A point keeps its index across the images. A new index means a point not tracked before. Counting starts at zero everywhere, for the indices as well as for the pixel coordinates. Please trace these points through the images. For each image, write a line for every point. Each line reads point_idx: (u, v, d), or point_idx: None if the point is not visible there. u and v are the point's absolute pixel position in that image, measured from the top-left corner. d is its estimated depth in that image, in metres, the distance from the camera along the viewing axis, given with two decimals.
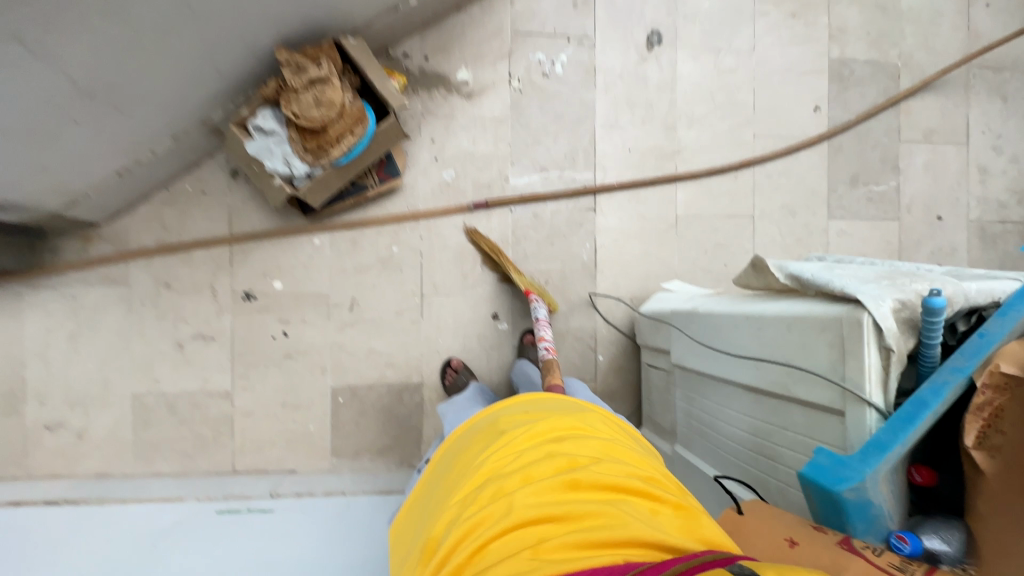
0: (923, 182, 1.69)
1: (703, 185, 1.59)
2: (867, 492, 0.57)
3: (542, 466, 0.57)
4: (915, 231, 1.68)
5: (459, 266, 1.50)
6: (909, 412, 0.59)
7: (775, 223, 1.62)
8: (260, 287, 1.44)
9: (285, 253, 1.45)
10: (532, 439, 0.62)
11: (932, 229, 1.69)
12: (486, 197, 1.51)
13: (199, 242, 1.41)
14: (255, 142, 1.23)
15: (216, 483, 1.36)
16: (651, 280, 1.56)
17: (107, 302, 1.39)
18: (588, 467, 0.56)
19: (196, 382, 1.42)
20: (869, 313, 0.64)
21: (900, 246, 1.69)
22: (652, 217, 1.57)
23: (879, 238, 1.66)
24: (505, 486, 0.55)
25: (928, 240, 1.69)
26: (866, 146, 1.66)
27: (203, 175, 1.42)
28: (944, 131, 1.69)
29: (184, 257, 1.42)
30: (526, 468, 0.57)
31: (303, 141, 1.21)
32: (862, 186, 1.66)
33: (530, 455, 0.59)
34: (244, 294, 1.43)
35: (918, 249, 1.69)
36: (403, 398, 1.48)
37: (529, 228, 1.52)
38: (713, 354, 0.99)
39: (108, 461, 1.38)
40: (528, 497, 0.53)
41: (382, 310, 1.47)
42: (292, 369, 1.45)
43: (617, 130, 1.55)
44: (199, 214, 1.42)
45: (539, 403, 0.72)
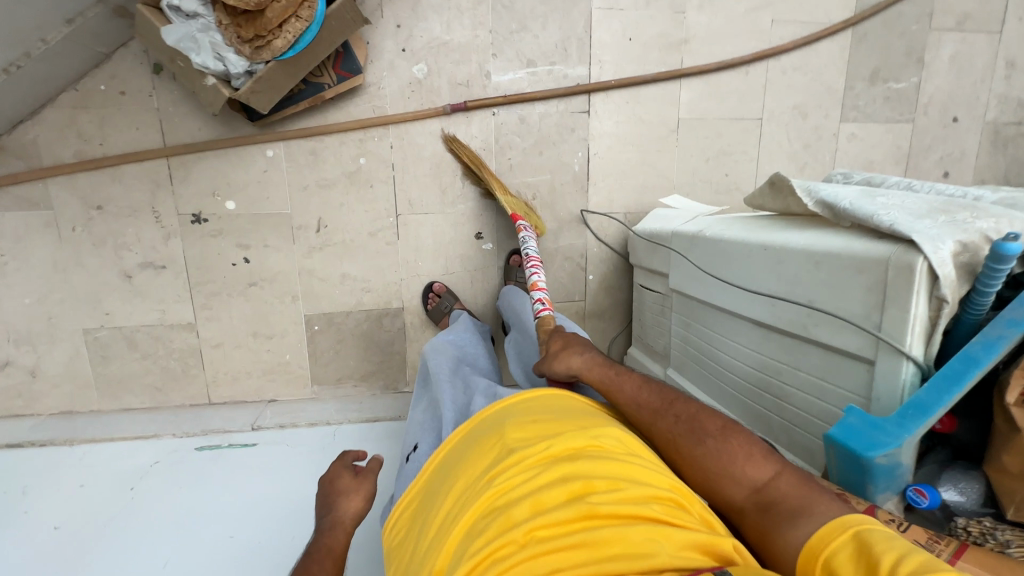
0: (946, 78, 1.53)
1: (710, 81, 1.40)
2: (898, 456, 0.53)
3: (554, 492, 0.51)
4: (928, 134, 1.56)
5: (436, 180, 1.33)
6: (957, 371, 0.53)
7: (784, 126, 1.47)
8: (210, 207, 1.26)
9: (234, 166, 1.25)
10: (541, 460, 0.56)
11: (947, 132, 1.57)
12: (464, 97, 1.30)
13: (128, 155, 1.20)
14: (175, 31, 0.99)
15: (191, 416, 1.30)
16: (646, 193, 1.43)
17: (32, 228, 1.21)
18: (604, 491, 0.51)
19: (153, 314, 1.30)
20: (924, 258, 0.55)
21: (911, 152, 1.57)
22: (651, 121, 1.40)
23: (890, 142, 1.54)
24: (515, 515, 0.50)
25: (940, 145, 1.57)
26: (893, 35, 1.47)
27: (119, 71, 1.17)
28: (979, 16, 1.50)
29: (115, 173, 1.22)
30: (536, 493, 0.51)
31: (236, 29, 0.98)
32: (882, 83, 1.50)
33: (540, 479, 0.53)
34: (192, 215, 1.26)
35: (929, 155, 1.58)
36: (384, 323, 1.39)
37: (514, 134, 1.34)
38: (721, 284, 0.91)
39: (70, 397, 1.30)
40: (540, 528, 0.48)
41: (353, 231, 1.33)
42: (259, 297, 1.33)
43: (616, 14, 1.32)
44: (123, 120, 1.19)
45: (544, 408, 0.66)
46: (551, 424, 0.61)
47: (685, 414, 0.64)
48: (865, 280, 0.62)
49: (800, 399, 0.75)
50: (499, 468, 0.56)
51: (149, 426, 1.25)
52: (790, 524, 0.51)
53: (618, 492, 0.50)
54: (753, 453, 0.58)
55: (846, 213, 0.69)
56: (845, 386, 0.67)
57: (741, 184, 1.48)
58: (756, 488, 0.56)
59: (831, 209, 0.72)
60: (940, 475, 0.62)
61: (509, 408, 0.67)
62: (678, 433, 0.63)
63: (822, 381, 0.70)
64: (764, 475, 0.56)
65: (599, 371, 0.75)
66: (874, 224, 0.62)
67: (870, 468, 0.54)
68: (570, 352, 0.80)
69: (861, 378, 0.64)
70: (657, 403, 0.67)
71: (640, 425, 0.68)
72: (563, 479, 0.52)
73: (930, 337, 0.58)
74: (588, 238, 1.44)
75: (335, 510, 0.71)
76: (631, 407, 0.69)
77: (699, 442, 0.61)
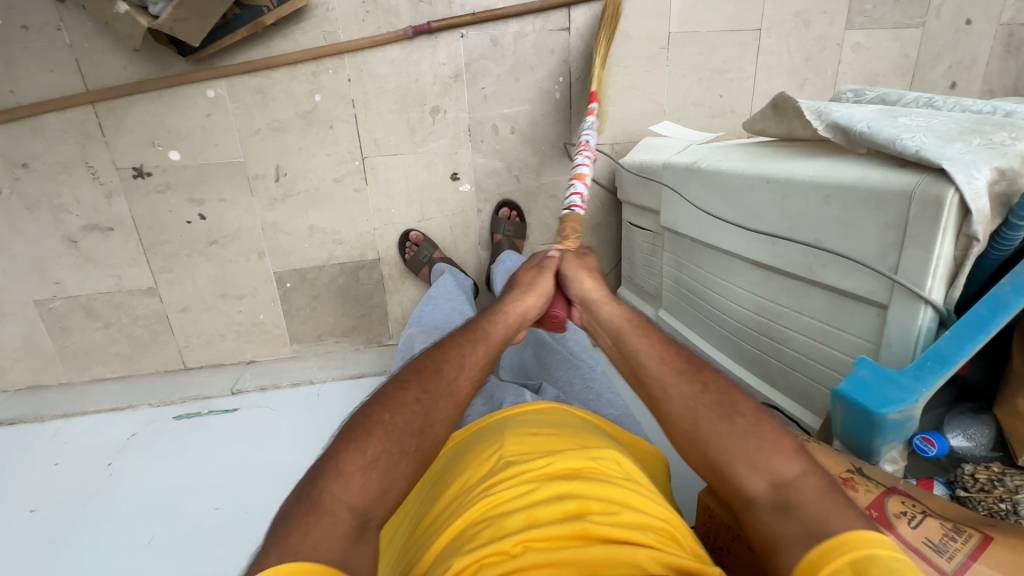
0: None
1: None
2: (912, 411, 0.49)
3: (549, 508, 0.48)
4: (938, 40, 1.43)
5: (403, 116, 1.20)
6: (982, 319, 0.48)
7: (784, 37, 1.33)
8: (152, 159, 1.13)
9: (172, 110, 1.11)
10: (538, 477, 0.52)
11: (959, 36, 1.44)
12: (427, 17, 1.14)
13: (47, 102, 1.05)
14: None
15: (167, 383, 1.25)
16: (635, 121, 1.32)
17: None
18: (602, 512, 0.47)
19: (108, 280, 1.20)
20: (956, 189, 0.48)
21: (919, 61, 1.44)
22: (639, 37, 1.25)
23: (897, 51, 1.41)
24: (507, 525, 0.46)
25: (949, 52, 1.45)
26: None
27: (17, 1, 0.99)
28: None
29: (36, 125, 1.07)
30: (531, 507, 0.48)
31: None
32: None
33: (536, 492, 0.50)
34: (133, 169, 1.13)
35: (937, 64, 1.46)
36: (360, 277, 1.32)
37: (486, 59, 1.20)
38: (718, 223, 0.84)
39: (35, 371, 1.24)
40: (532, 542, 0.45)
41: (316, 178, 1.21)
42: (221, 256, 1.23)
43: None
44: (33, 61, 1.04)
45: (543, 422, 0.62)
46: (551, 441, 0.58)
47: (714, 383, 0.56)
48: (883, 217, 0.55)
49: (802, 343, 0.71)
50: (492, 479, 0.53)
51: (123, 397, 1.20)
52: (772, 519, 0.45)
53: (617, 516, 0.47)
54: (782, 441, 0.48)
55: (862, 139, 0.61)
56: (852, 330, 0.62)
57: (736, 107, 1.36)
58: (776, 483, 0.46)
59: (845, 135, 0.64)
60: (947, 422, 0.59)
61: (507, 419, 0.64)
62: (704, 405, 0.54)
63: (826, 325, 0.66)
64: (790, 470, 0.47)
65: (626, 318, 0.68)
66: (898, 151, 0.55)
67: (881, 424, 0.49)
68: (591, 275, 0.75)
69: (870, 323, 0.60)
70: (685, 366, 0.59)
71: (652, 390, 0.59)
72: (560, 495, 0.49)
73: (953, 279, 0.52)
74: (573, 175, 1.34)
75: (488, 340, 0.64)
76: (653, 367, 0.60)
77: (730, 423, 0.51)
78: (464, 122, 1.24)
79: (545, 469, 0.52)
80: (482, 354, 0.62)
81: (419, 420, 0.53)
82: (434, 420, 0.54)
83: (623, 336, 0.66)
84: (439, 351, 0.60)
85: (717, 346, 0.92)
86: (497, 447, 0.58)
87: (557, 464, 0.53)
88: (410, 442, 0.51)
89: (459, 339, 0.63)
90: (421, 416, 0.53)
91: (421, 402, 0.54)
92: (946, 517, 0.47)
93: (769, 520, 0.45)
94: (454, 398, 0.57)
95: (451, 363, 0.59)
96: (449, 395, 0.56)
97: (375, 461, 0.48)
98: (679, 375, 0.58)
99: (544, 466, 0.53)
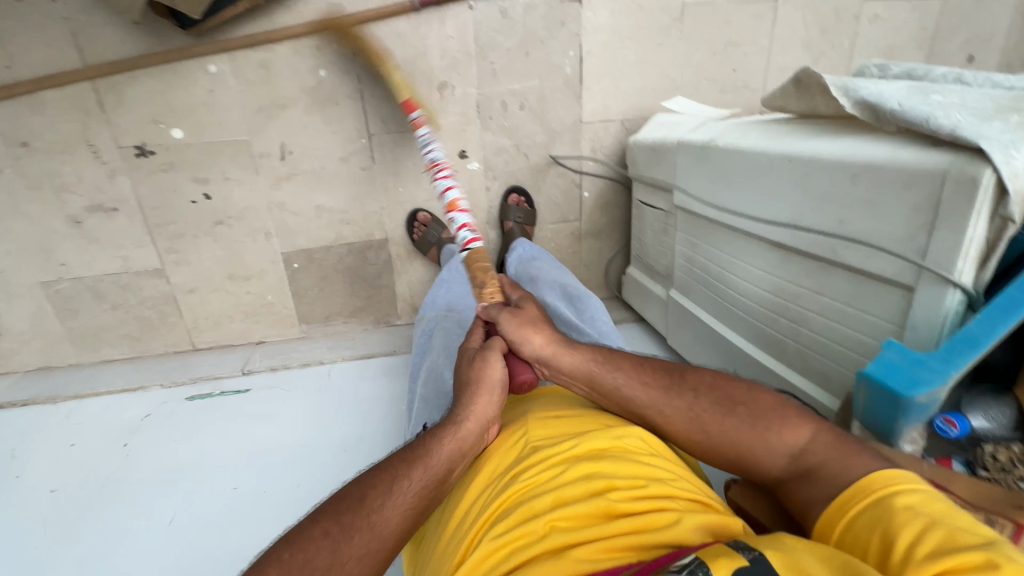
0: None
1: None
2: (938, 394, 0.49)
3: (575, 488, 0.50)
4: (957, 11, 1.39)
5: (410, 92, 1.17)
6: (1015, 301, 0.48)
7: (801, 8, 1.29)
8: (155, 137, 1.11)
9: (173, 87, 1.08)
10: (565, 460, 0.55)
11: (978, 7, 1.39)
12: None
13: (43, 80, 1.02)
14: None
15: (178, 364, 1.25)
16: (646, 96, 1.29)
17: None
18: (627, 488, 0.50)
19: (114, 262, 1.19)
20: (993, 170, 0.47)
21: (938, 33, 1.41)
22: (653, 8, 1.21)
23: (916, 24, 1.37)
24: (535, 507, 0.49)
25: (968, 23, 1.41)
26: None
27: None
28: None
29: (34, 103, 1.05)
30: (559, 489, 0.51)
31: None
32: None
33: (562, 475, 0.52)
34: (135, 148, 1.11)
35: (955, 36, 1.42)
36: (368, 257, 1.31)
37: (496, 32, 1.16)
38: (735, 202, 0.83)
39: (45, 353, 1.24)
40: (560, 522, 0.48)
41: (322, 157, 1.19)
42: (228, 237, 1.22)
43: None
44: (28, 36, 1.00)
45: (570, 410, 0.65)
46: (578, 427, 0.60)
47: (703, 385, 0.58)
48: (912, 198, 0.54)
49: (820, 324, 0.71)
50: (520, 465, 0.55)
51: (135, 378, 1.20)
52: (800, 488, 0.49)
53: (644, 490, 0.50)
54: (785, 415, 0.52)
55: (891, 117, 0.60)
56: (876, 312, 0.62)
57: (749, 81, 1.33)
58: (795, 455, 0.50)
59: (872, 113, 0.63)
60: (967, 403, 0.60)
61: (537, 410, 0.66)
62: (703, 409, 0.56)
63: (847, 306, 0.66)
64: (801, 440, 0.50)
65: (588, 357, 0.67)
66: (930, 129, 0.54)
67: (906, 406, 0.49)
68: (536, 328, 0.72)
69: (894, 304, 0.60)
70: (666, 379, 0.61)
71: (646, 404, 0.61)
72: (586, 477, 0.52)
73: (984, 261, 0.51)
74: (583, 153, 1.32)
75: (427, 462, 0.56)
76: (637, 392, 0.61)
77: (733, 415, 0.54)
78: (472, 98, 1.21)
79: (570, 453, 0.55)
80: (417, 479, 0.54)
81: (326, 556, 0.45)
82: (345, 560, 0.46)
83: (592, 371, 0.66)
84: (369, 478, 0.53)
85: (730, 326, 0.93)
86: (526, 435, 0.60)
87: (582, 448, 0.55)
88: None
89: (392, 462, 0.55)
90: (327, 555, 0.46)
91: (330, 536, 0.47)
92: (978, 507, 0.47)
93: (806, 489, 0.48)
94: (376, 531, 0.49)
95: (376, 490, 0.52)
96: (367, 529, 0.49)
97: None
98: (662, 391, 0.60)
99: (569, 450, 0.55)
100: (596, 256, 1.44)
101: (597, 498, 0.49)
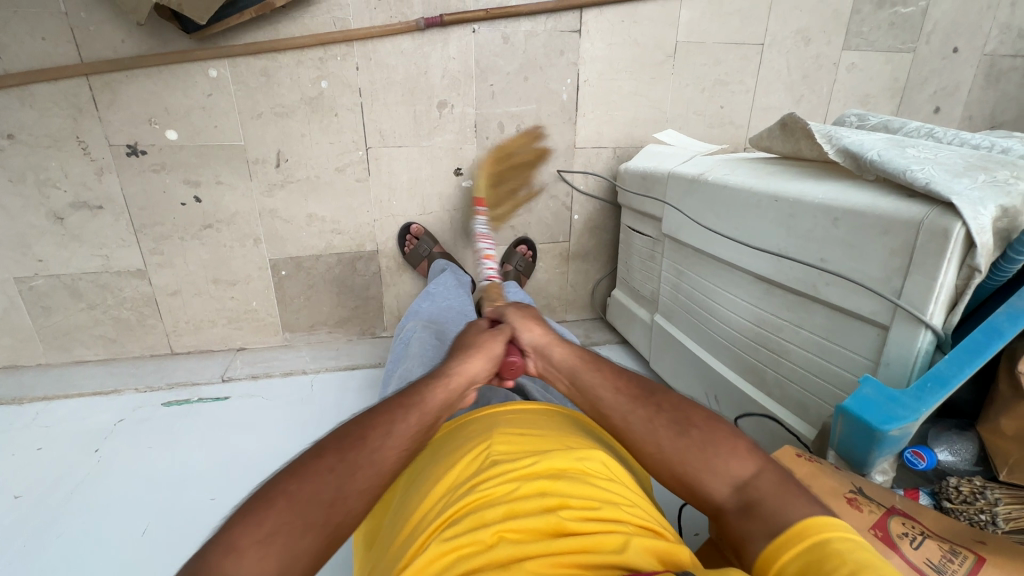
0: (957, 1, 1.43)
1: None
2: (909, 429, 0.52)
3: (529, 503, 0.48)
4: (927, 66, 1.49)
5: (410, 107, 1.19)
6: (982, 344, 0.52)
7: (785, 53, 1.37)
8: (148, 137, 1.09)
9: (170, 89, 1.07)
10: (524, 472, 0.52)
11: (945, 63, 1.50)
12: (440, 9, 1.13)
13: (35, 73, 1.00)
14: None
15: (155, 368, 1.22)
16: (639, 127, 1.34)
17: None
18: (582, 511, 0.48)
19: (95, 260, 1.16)
20: (963, 223, 0.51)
21: (909, 85, 1.50)
22: (648, 44, 1.27)
23: (889, 76, 1.47)
24: (487, 516, 0.47)
25: (936, 77, 1.51)
26: None
27: None
28: None
29: (22, 93, 1.02)
30: (514, 501, 0.49)
31: None
32: (890, 6, 1.39)
33: (518, 487, 0.50)
34: (127, 145, 1.09)
35: (923, 89, 1.52)
36: (357, 268, 1.31)
37: (498, 56, 1.19)
38: (722, 234, 0.87)
39: (15, 350, 1.19)
40: (509, 537, 0.45)
41: (318, 166, 1.19)
42: (215, 241, 1.20)
43: None
44: (24, 30, 0.99)
45: (531, 419, 0.63)
46: (540, 440, 0.58)
47: (668, 405, 0.54)
48: (889, 244, 0.58)
49: (800, 356, 0.74)
50: (479, 473, 0.53)
51: (108, 380, 1.16)
52: (738, 520, 0.43)
53: (599, 512, 0.48)
54: (739, 444, 0.48)
55: (871, 166, 0.64)
56: (852, 348, 0.66)
57: (735, 119, 1.40)
58: (738, 486, 0.45)
59: (853, 160, 0.68)
60: (934, 437, 0.64)
61: (501, 413, 0.64)
62: (659, 426, 0.52)
63: (827, 341, 0.69)
64: (746, 471, 0.46)
65: (574, 354, 0.67)
66: (906, 180, 0.58)
67: (880, 439, 0.52)
68: (536, 323, 0.73)
69: (869, 341, 0.63)
70: (633, 392, 0.57)
71: (613, 413, 0.57)
72: (541, 493, 0.50)
73: (952, 306, 0.56)
74: (574, 177, 1.35)
75: (423, 407, 0.56)
76: (608, 398, 0.58)
77: (687, 434, 0.50)
78: (470, 118, 1.23)
79: (529, 466, 0.53)
80: (413, 419, 0.54)
81: (330, 488, 0.44)
82: (350, 493, 0.45)
83: (574, 368, 0.65)
84: (368, 416, 0.52)
85: (713, 354, 0.96)
86: (489, 439, 0.58)
87: (544, 462, 0.53)
88: (315, 515, 0.42)
89: (392, 402, 0.55)
90: (335, 487, 0.44)
91: (335, 471, 0.45)
92: (944, 538, 0.51)
93: (744, 522, 0.43)
94: (378, 468, 0.48)
95: (379, 427, 0.50)
96: (371, 466, 0.47)
97: (274, 536, 0.40)
98: (627, 401, 0.57)
99: (530, 465, 0.53)
100: (582, 278, 1.47)
101: (550, 515, 0.47)
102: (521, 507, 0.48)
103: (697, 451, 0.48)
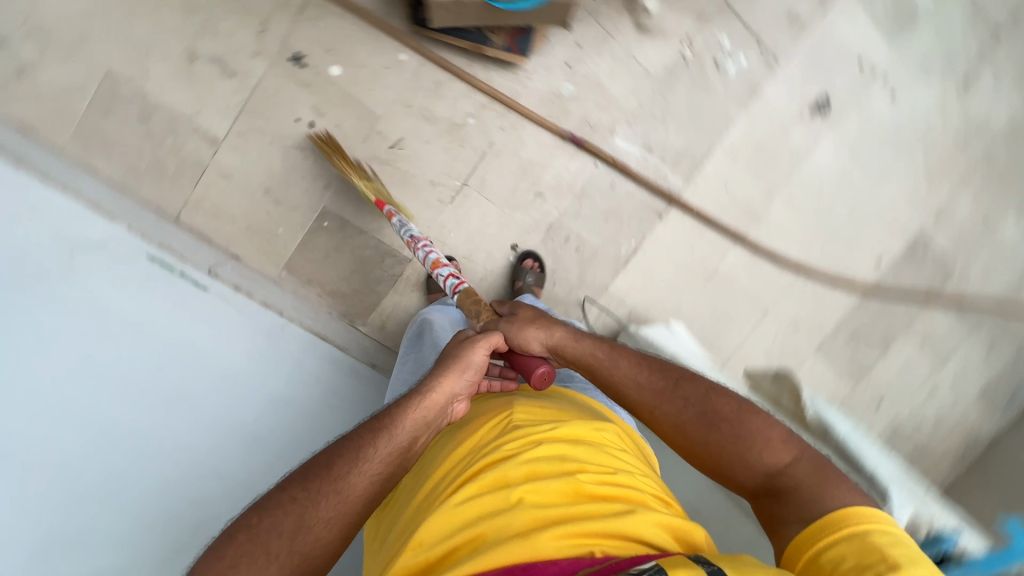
0: (895, 372, 1.72)
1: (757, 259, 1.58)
2: None
3: (548, 464, 0.62)
4: (857, 405, 1.72)
5: (516, 178, 1.37)
6: None
7: (777, 327, 1.64)
8: (316, 60, 1.21)
9: (362, 44, 1.22)
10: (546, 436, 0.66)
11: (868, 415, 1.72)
12: (584, 136, 1.37)
13: None
14: None
15: (153, 218, 1.18)
16: (655, 310, 1.56)
17: None
18: (591, 483, 0.61)
19: (189, 106, 1.19)
20: None
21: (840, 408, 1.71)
22: (696, 260, 1.55)
23: (831, 391, 1.69)
24: (508, 476, 0.61)
25: (863, 420, 1.72)
26: (880, 316, 1.67)
27: None
28: (941, 344, 1.72)
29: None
30: (534, 462, 0.62)
31: None
32: (856, 344, 1.69)
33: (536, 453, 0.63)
34: (292, 55, 1.20)
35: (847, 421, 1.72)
36: (385, 263, 1.37)
37: (597, 193, 1.43)
38: None
39: (44, 120, 1.15)
40: (528, 497, 0.58)
41: (419, 170, 1.31)
42: (294, 160, 1.26)
43: (733, 163, 1.48)
44: None
45: (552, 401, 0.77)
46: (558, 416, 0.72)
47: (693, 396, 0.70)
48: None
49: None
50: (504, 439, 0.66)
51: (106, 200, 1.12)
52: (773, 502, 0.61)
53: (611, 488, 0.61)
54: (766, 429, 0.65)
55: None
56: None
57: (719, 352, 1.64)
58: (768, 474, 0.63)
59: None
60: None
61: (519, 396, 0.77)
62: (691, 417, 0.68)
63: None
64: (784, 457, 0.63)
65: (592, 351, 0.77)
66: None
67: None
68: (540, 326, 0.78)
69: None
70: (661, 383, 0.72)
71: (642, 406, 0.72)
72: (562, 459, 0.63)
73: None
74: (592, 311, 1.52)
75: (391, 434, 0.63)
76: (635, 393, 0.72)
77: (716, 430, 0.66)
78: (550, 217, 1.42)
79: (551, 434, 0.66)
80: (381, 447, 0.62)
81: (292, 521, 0.54)
82: (312, 522, 0.55)
83: (597, 364, 0.76)
84: (336, 447, 0.60)
85: None
86: (512, 412, 0.71)
87: (564, 431, 0.68)
88: (276, 543, 0.53)
89: (359, 432, 0.62)
90: (294, 519, 0.54)
91: (296, 501, 0.55)
92: None
93: (776, 506, 0.61)
94: (344, 496, 0.57)
95: (343, 458, 0.59)
96: (335, 492, 0.57)
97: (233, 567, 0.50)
98: (658, 394, 0.71)
99: (548, 433, 0.66)
100: None
101: (570, 478, 0.60)
102: (542, 466, 0.62)
103: (724, 442, 0.65)
